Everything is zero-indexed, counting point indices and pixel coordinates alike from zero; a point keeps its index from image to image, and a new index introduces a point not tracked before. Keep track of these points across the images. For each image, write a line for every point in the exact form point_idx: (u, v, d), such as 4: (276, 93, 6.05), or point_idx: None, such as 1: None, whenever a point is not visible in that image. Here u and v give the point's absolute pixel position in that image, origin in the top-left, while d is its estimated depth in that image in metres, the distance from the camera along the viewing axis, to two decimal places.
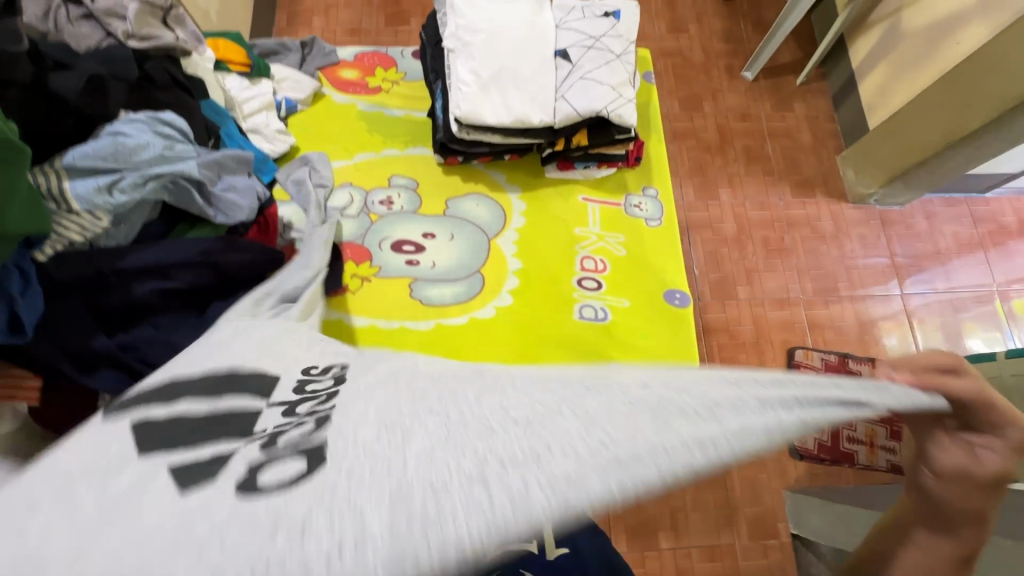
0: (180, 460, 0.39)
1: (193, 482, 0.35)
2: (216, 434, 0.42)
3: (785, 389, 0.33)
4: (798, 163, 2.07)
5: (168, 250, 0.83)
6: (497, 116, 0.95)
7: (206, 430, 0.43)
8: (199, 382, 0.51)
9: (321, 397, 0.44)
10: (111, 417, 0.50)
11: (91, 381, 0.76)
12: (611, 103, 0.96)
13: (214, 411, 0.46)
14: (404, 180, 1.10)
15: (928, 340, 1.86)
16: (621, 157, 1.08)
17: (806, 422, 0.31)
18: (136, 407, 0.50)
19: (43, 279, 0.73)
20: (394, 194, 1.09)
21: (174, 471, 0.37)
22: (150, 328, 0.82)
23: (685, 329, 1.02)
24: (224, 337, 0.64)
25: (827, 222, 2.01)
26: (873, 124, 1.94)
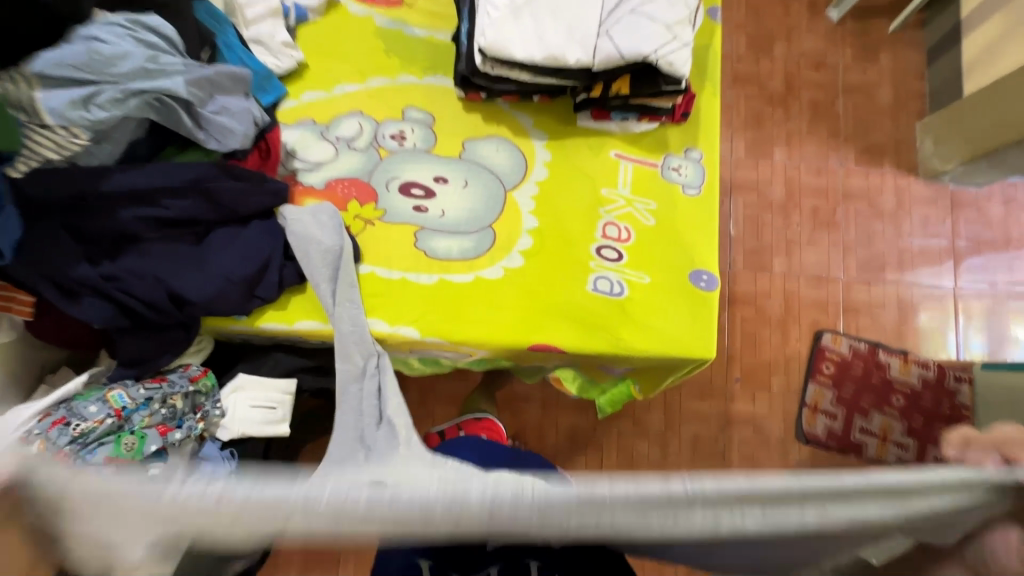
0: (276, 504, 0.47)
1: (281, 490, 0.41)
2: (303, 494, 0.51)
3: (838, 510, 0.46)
4: (869, 126, 1.83)
5: (155, 172, 0.77)
6: (527, 52, 0.82)
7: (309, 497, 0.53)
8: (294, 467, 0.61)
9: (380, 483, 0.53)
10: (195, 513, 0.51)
11: (75, 309, 0.74)
12: (661, 48, 0.80)
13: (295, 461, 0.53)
14: (420, 113, 0.99)
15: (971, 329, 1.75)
16: (667, 112, 0.94)
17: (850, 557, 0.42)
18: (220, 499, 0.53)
19: (20, 196, 0.70)
20: (407, 127, 0.99)
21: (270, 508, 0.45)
22: (137, 257, 0.77)
23: (706, 314, 0.93)
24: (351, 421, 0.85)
25: (889, 197, 1.81)
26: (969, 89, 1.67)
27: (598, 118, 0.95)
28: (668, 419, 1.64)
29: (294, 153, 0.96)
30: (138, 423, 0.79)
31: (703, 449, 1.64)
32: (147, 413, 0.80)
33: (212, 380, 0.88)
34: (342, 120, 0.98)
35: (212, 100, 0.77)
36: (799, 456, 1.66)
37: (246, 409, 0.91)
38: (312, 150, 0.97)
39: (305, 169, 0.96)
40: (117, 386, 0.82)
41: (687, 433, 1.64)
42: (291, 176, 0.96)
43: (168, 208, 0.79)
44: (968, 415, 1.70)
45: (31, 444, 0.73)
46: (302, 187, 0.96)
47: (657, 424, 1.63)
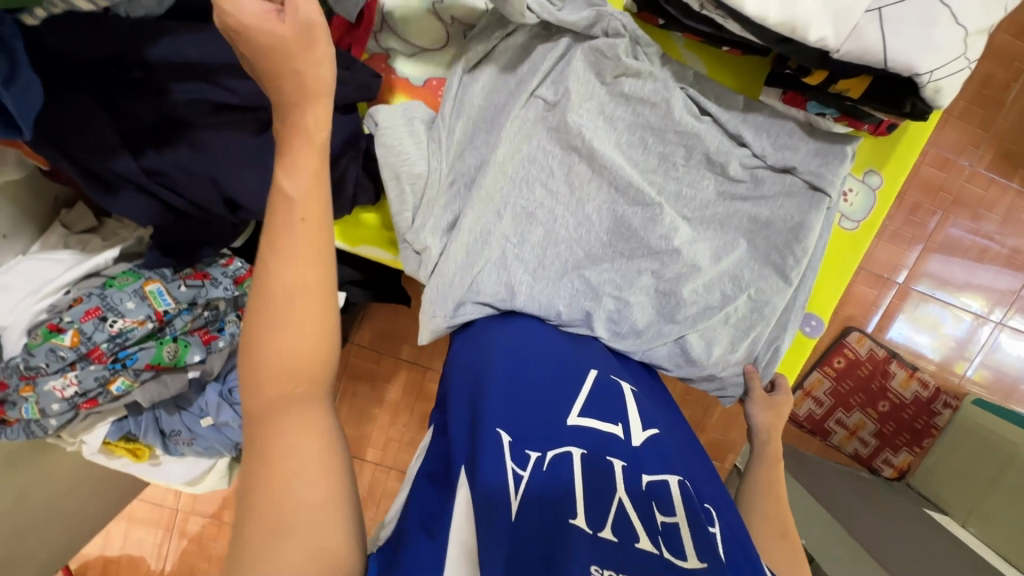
0: (542, 248, 0.76)
1: (573, 192, 0.76)
2: (540, 284, 0.75)
3: (806, 282, 0.81)
4: (996, 126, 1.59)
5: (222, 42, 0.56)
6: (764, 8, 0.58)
7: (539, 286, 0.75)
8: (529, 318, 0.75)
9: (588, 302, 0.76)
10: (481, 304, 0.75)
11: (112, 204, 0.60)
12: (942, 66, 0.58)
13: (542, 290, 0.75)
14: (584, 13, 0.70)
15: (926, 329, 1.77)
16: (873, 122, 0.72)
17: (810, 279, 0.81)
18: (490, 305, 0.76)
19: (43, 52, 0.51)
20: (557, 38, 0.73)
21: (529, 283, 0.75)
22: (190, 149, 0.61)
23: (797, 358, 0.88)
24: (475, 329, 0.76)
25: (997, 216, 1.66)
26: None
27: (788, 103, 0.73)
28: None
29: (390, 23, 0.74)
30: (180, 328, 0.72)
31: (692, 395, 1.78)
32: (190, 318, 0.72)
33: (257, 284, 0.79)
34: None
35: None
36: None
37: None
38: (415, 28, 0.74)
39: (402, 53, 0.76)
40: (154, 276, 0.71)
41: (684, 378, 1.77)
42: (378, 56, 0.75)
43: (231, 91, 0.59)
44: (935, 433, 1.80)
45: (64, 333, 0.65)
46: (392, 77, 0.75)
47: None
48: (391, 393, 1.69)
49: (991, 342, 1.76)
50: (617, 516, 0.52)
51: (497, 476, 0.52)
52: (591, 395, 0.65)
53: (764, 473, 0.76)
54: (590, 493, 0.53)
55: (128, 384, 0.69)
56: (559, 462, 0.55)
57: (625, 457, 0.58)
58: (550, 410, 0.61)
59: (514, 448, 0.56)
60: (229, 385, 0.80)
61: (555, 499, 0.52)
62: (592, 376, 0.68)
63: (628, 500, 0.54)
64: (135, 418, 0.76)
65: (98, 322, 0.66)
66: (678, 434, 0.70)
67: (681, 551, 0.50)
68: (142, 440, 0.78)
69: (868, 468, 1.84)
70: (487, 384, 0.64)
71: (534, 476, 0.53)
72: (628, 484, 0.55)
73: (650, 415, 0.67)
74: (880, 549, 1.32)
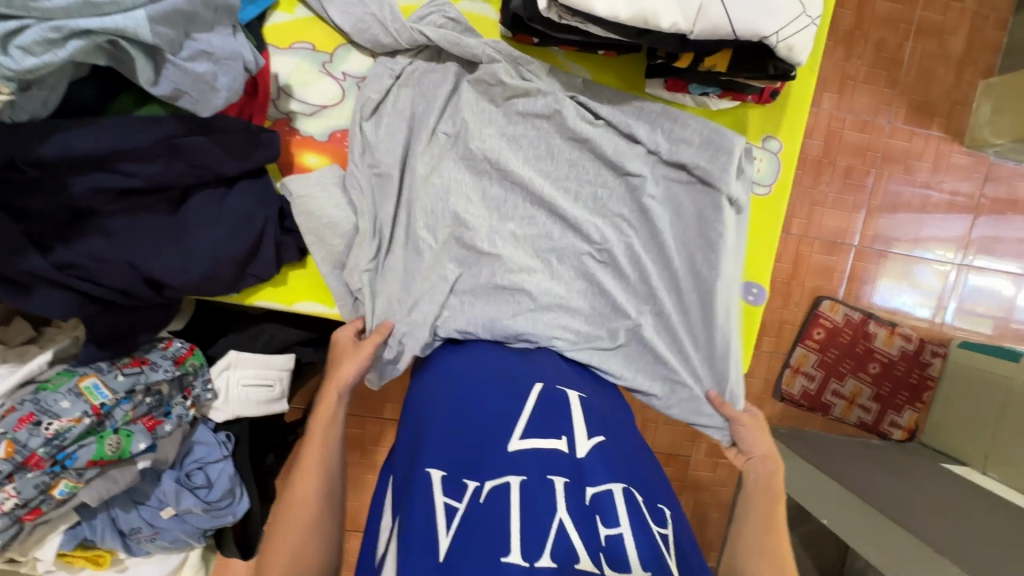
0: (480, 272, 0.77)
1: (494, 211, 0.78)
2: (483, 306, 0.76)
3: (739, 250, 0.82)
4: (900, 83, 1.67)
5: (111, 130, 0.59)
6: (613, 8, 0.63)
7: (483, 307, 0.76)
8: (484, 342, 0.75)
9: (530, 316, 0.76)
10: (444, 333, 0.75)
11: (26, 304, 0.60)
12: (785, 25, 0.63)
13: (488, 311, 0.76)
14: (466, 43, 0.75)
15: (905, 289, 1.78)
16: (754, 92, 0.77)
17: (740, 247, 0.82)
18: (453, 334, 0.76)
19: None
20: (446, 64, 0.78)
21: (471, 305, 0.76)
22: (101, 238, 0.62)
23: (751, 329, 0.88)
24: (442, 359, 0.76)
25: (927, 162, 1.72)
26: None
27: (672, 89, 0.78)
28: None
29: (288, 89, 0.77)
30: (121, 419, 0.70)
31: None
32: (130, 407, 0.71)
33: (200, 360, 0.78)
34: (350, 54, 0.78)
35: (187, 41, 0.58)
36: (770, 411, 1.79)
37: (240, 389, 0.83)
38: (313, 90, 0.77)
39: (302, 113, 0.77)
40: (89, 371, 0.70)
41: None
42: (281, 120, 0.77)
43: (130, 175, 0.61)
44: (932, 385, 1.81)
45: None
46: (298, 138, 0.77)
47: None
48: (383, 455, 1.67)
49: (960, 284, 1.78)
50: (556, 541, 0.52)
51: (429, 530, 0.54)
52: (535, 411, 0.65)
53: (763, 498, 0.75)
54: (527, 527, 0.53)
55: (71, 485, 0.67)
56: (497, 492, 0.56)
57: (567, 474, 0.59)
58: (491, 432, 0.63)
59: (447, 481, 0.58)
60: (187, 469, 0.78)
61: (491, 533, 0.52)
62: (536, 392, 0.68)
63: (569, 520, 0.54)
64: (89, 522, 0.73)
65: (33, 427, 0.65)
66: (627, 433, 0.70)
67: (622, 568, 0.51)
68: (100, 544, 0.75)
69: (877, 434, 1.81)
70: (426, 427, 0.66)
71: (469, 507, 0.55)
72: (570, 503, 0.56)
73: (600, 419, 0.68)
74: (906, 514, 1.27)
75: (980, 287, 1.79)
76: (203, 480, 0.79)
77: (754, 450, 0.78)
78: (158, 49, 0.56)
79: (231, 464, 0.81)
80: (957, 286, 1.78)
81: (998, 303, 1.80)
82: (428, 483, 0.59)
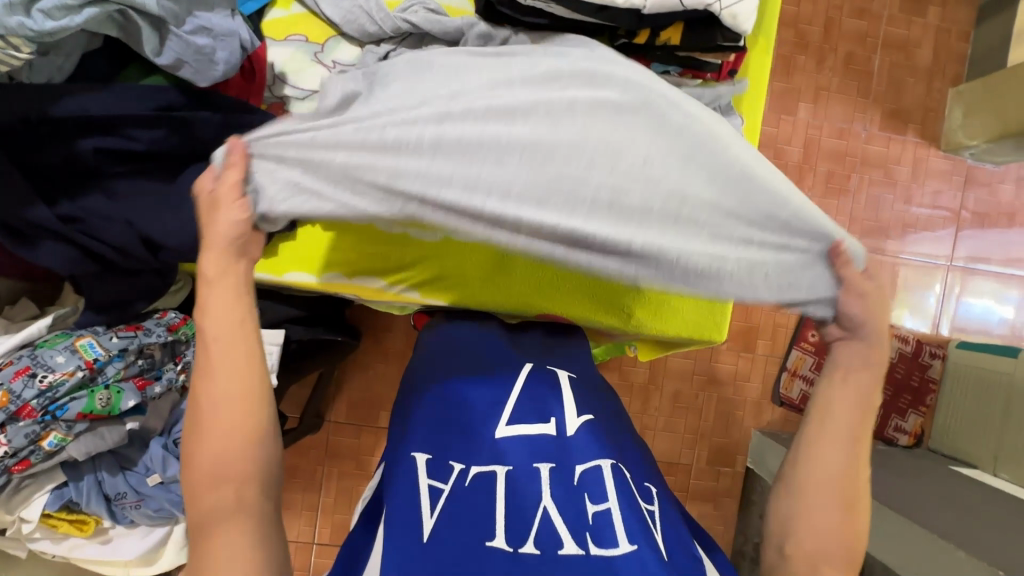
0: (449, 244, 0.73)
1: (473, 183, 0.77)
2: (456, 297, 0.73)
3: None
4: (873, 92, 1.75)
5: (117, 96, 0.65)
6: None
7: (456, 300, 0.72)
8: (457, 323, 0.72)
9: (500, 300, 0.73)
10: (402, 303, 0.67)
11: (33, 255, 0.65)
12: None
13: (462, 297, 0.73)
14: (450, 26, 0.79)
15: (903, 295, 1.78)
16: (714, 70, 0.82)
17: None
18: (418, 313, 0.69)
19: None
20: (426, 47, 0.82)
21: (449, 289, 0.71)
22: (103, 197, 0.67)
23: None
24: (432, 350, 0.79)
25: (906, 166, 1.77)
26: (1008, 69, 1.57)
27: (636, 68, 0.84)
28: (653, 372, 1.73)
29: (283, 76, 0.84)
30: (112, 376, 0.72)
31: (682, 402, 1.74)
32: (123, 364, 0.73)
33: (192, 329, 0.80)
34: (340, 44, 0.86)
35: (189, 17, 0.65)
36: (770, 416, 1.76)
37: None
38: (305, 76, 0.84)
39: (296, 97, 0.84)
40: (85, 333, 0.73)
41: (669, 387, 1.74)
42: (276, 103, 0.84)
43: (133, 139, 0.67)
44: (934, 388, 1.78)
45: None
46: None
47: (641, 376, 1.73)
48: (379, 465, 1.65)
49: (952, 284, 1.80)
50: (540, 527, 0.58)
51: (417, 509, 0.59)
52: (522, 395, 0.70)
53: (854, 402, 0.63)
54: (511, 514, 0.58)
55: (61, 437, 0.70)
56: (483, 477, 0.62)
57: (553, 459, 0.64)
58: (479, 420, 0.67)
59: (433, 465, 0.63)
60: (175, 435, 0.80)
61: (478, 518, 0.58)
62: (525, 373, 0.73)
63: (553, 505, 0.60)
64: (76, 483, 0.75)
65: (28, 379, 0.68)
66: (614, 414, 0.75)
67: (608, 542, 0.57)
68: (85, 508, 0.75)
69: (883, 439, 1.77)
70: (417, 414, 0.70)
71: (455, 489, 0.61)
72: (555, 487, 0.61)
73: (588, 398, 0.73)
74: (912, 502, 1.23)
75: (970, 288, 1.81)
76: None
77: (866, 326, 0.62)
78: (164, 22, 0.64)
79: None
80: (948, 287, 1.80)
81: (988, 302, 1.81)
82: (415, 467, 0.63)
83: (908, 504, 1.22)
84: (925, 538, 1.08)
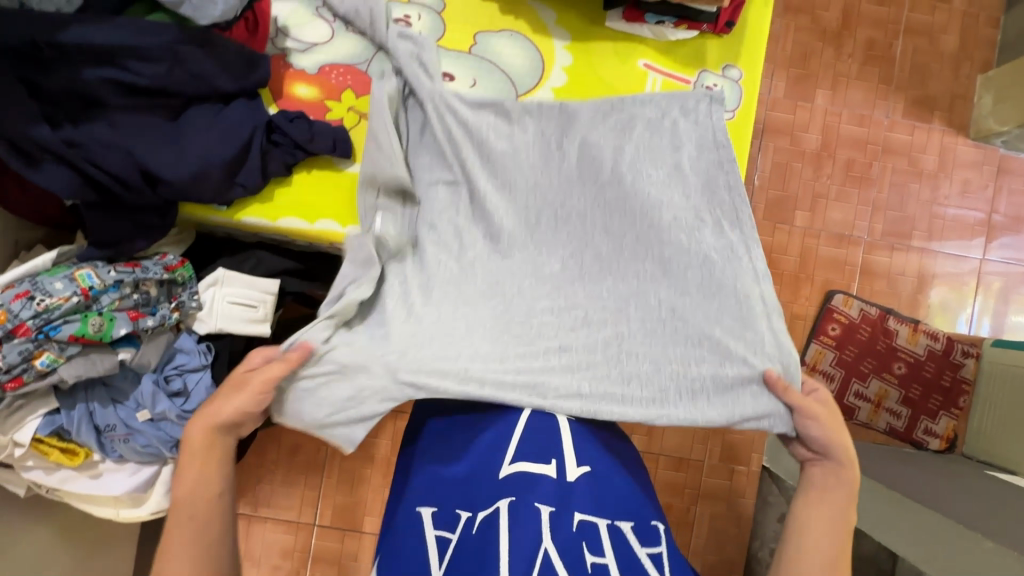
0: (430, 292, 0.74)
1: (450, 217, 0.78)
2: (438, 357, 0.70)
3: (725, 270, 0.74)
4: (895, 79, 1.70)
5: (122, 28, 0.69)
6: None
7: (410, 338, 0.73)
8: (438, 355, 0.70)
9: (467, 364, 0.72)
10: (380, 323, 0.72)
11: (33, 175, 0.68)
12: None
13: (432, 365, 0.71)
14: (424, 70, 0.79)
15: (936, 299, 1.70)
16: (710, 19, 0.82)
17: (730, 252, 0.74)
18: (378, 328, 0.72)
19: None
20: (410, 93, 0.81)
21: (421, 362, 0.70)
22: (105, 126, 0.71)
23: None
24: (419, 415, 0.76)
25: (933, 156, 1.70)
26: None
27: (630, 20, 0.83)
28: None
29: (286, 30, 0.87)
30: (106, 305, 0.75)
31: None
32: (117, 296, 0.75)
33: (190, 272, 0.81)
34: None
35: None
36: None
37: (225, 305, 0.84)
38: (306, 30, 0.87)
39: (296, 49, 0.87)
40: (85, 265, 0.75)
41: None
42: (279, 55, 0.86)
43: (134, 72, 0.70)
44: (968, 390, 1.67)
45: None
46: (292, 70, 0.86)
47: None
48: (381, 449, 1.64)
49: (982, 280, 1.71)
50: (541, 568, 0.54)
51: (423, 561, 0.58)
52: (524, 437, 0.67)
53: (824, 519, 0.65)
54: (514, 553, 0.55)
55: (52, 358, 0.72)
56: (488, 521, 0.59)
57: (553, 501, 0.60)
58: (481, 463, 0.65)
59: (438, 516, 0.62)
60: (166, 373, 0.82)
61: (480, 563, 0.55)
62: (525, 416, 0.70)
63: (555, 547, 0.56)
64: (67, 412, 0.77)
65: (25, 301, 0.70)
66: (620, 457, 0.70)
67: None
68: (75, 437, 0.78)
69: (911, 443, 1.66)
70: (417, 470, 0.68)
71: (461, 539, 0.59)
72: (555, 533, 0.57)
73: (592, 449, 0.68)
74: (934, 491, 1.15)
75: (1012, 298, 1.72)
76: (180, 386, 0.82)
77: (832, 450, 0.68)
78: None
79: (209, 375, 0.84)
80: (980, 285, 1.71)
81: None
82: (419, 523, 0.61)
83: (929, 493, 1.14)
84: (947, 528, 1.00)
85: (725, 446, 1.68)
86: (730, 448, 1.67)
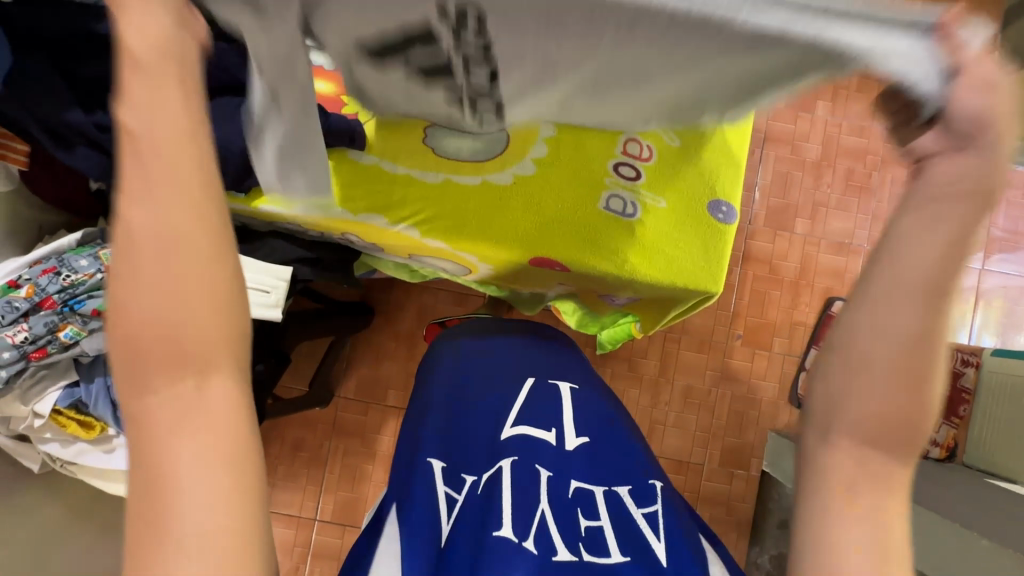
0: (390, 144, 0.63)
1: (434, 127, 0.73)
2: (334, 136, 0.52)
3: None
4: None
5: None
6: None
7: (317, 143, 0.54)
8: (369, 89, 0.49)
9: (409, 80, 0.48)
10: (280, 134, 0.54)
11: (68, 157, 0.75)
12: None
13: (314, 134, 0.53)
14: None
15: None
16: None
17: None
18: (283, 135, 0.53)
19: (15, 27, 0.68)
20: None
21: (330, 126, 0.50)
22: None
23: (722, 247, 0.89)
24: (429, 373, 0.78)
25: None
26: None
27: None
28: (664, 365, 1.70)
29: None
30: None
31: (694, 399, 1.69)
32: None
33: None
34: None
35: None
36: (787, 418, 1.69)
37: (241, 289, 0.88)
38: None
39: None
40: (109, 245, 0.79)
41: (680, 382, 1.70)
42: None
43: None
44: (968, 399, 1.68)
45: (21, 287, 0.74)
46: (311, 66, 0.90)
47: (651, 369, 1.69)
48: (384, 445, 1.65)
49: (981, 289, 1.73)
50: (539, 525, 0.55)
51: (427, 508, 0.56)
52: (526, 405, 0.69)
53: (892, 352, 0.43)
54: (516, 506, 0.56)
55: (76, 331, 0.75)
56: (491, 481, 0.60)
57: (552, 465, 0.63)
58: (484, 430, 0.67)
59: (447, 473, 0.62)
60: None
61: (482, 518, 0.56)
62: (527, 386, 0.72)
63: (551, 509, 0.58)
64: (86, 386, 0.80)
65: (52, 276, 0.74)
66: (620, 427, 0.72)
67: (601, 551, 0.55)
68: (92, 411, 0.80)
69: None
70: (421, 425, 0.68)
71: (468, 497, 0.59)
72: (553, 494, 0.60)
73: (591, 419, 0.71)
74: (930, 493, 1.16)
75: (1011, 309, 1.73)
76: None
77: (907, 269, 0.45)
78: None
79: None
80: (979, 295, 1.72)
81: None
82: (430, 476, 0.60)
83: (926, 495, 1.15)
84: (945, 527, 1.01)
85: (725, 450, 1.69)
86: (730, 452, 1.68)
